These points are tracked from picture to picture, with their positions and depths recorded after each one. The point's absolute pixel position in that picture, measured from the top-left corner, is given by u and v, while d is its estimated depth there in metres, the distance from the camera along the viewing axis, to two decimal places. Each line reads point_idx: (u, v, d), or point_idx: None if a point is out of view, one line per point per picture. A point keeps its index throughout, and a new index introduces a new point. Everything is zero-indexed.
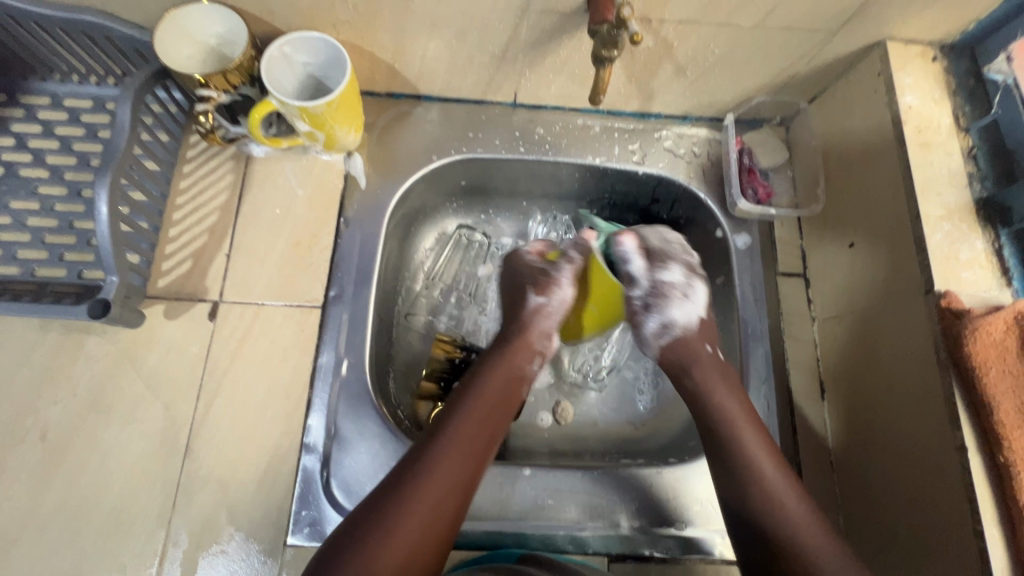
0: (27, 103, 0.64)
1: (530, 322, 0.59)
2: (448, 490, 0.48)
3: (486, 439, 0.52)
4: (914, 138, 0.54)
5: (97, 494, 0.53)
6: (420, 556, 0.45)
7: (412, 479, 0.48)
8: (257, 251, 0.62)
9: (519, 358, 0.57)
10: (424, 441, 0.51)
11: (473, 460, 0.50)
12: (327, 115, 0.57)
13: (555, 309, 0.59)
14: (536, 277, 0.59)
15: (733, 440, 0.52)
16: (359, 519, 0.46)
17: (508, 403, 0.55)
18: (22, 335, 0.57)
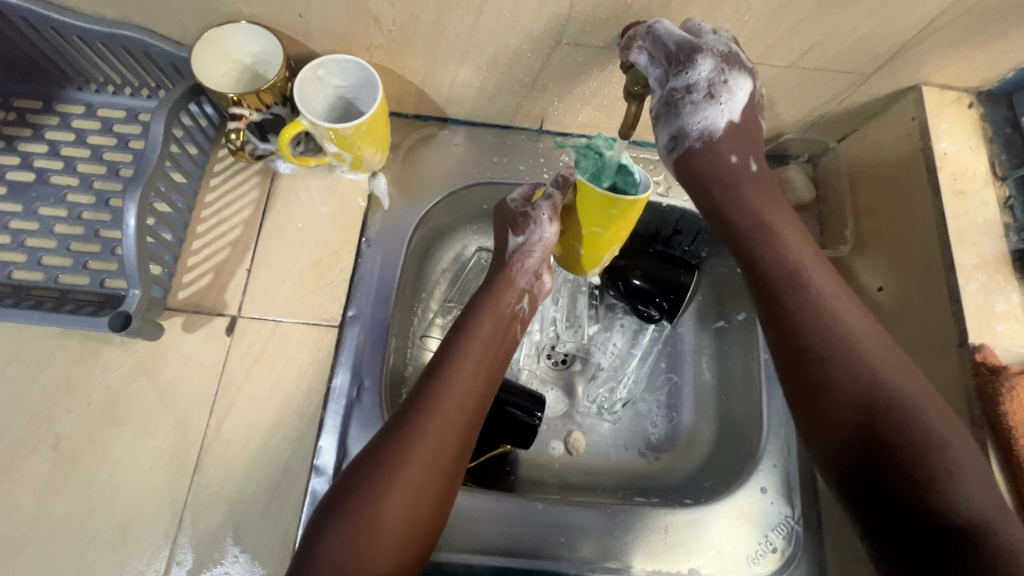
0: (62, 111, 0.65)
1: (513, 263, 0.59)
2: (450, 431, 0.51)
3: (483, 375, 0.55)
4: (949, 185, 0.53)
5: (104, 506, 0.52)
6: (435, 479, 0.49)
7: (412, 425, 0.50)
8: (278, 267, 0.62)
9: (507, 297, 0.59)
10: (420, 387, 0.53)
11: (471, 399, 0.53)
12: (355, 137, 0.57)
13: (533, 247, 0.58)
14: (514, 217, 0.58)
15: (831, 328, 0.46)
16: (371, 459, 0.49)
17: (502, 340, 0.58)
18: (40, 341, 0.57)
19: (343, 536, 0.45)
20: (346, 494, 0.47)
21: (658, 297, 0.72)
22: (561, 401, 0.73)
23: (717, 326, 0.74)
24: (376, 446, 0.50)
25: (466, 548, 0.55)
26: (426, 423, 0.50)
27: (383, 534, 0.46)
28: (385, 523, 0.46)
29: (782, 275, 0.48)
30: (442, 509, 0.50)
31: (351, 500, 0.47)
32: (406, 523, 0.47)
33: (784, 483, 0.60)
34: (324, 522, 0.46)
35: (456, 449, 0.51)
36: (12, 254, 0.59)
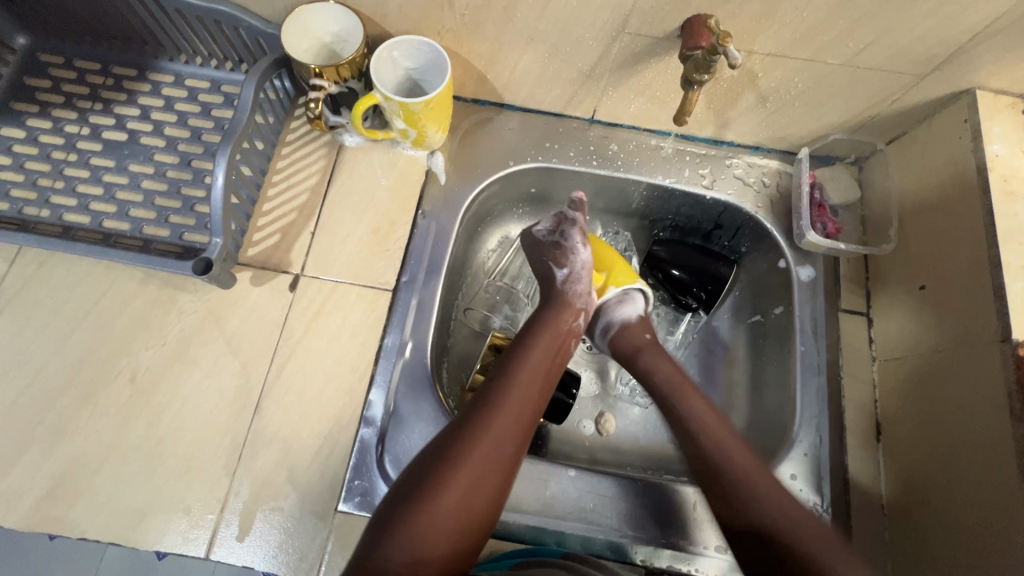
0: (154, 79, 0.71)
1: (566, 288, 0.66)
2: (509, 432, 0.54)
3: (542, 384, 0.59)
4: (999, 186, 0.54)
5: (173, 437, 0.57)
6: (493, 477, 0.52)
7: (476, 426, 0.53)
8: (340, 232, 0.66)
9: (564, 316, 0.64)
10: (483, 389, 0.57)
11: (529, 405, 0.57)
12: (422, 113, 0.61)
13: (579, 273, 0.67)
14: (556, 252, 0.68)
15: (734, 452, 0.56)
16: (434, 457, 0.52)
17: (560, 354, 0.62)
18: (124, 284, 0.62)
19: (405, 526, 0.48)
20: (411, 485, 0.50)
21: (695, 288, 0.74)
22: (594, 382, 0.76)
23: (754, 320, 0.74)
24: (441, 444, 0.52)
25: (502, 503, 0.58)
26: (488, 424, 0.53)
27: (439, 529, 0.48)
28: (443, 516, 0.49)
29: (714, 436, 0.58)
30: (496, 509, 0.52)
31: (415, 491, 0.50)
32: (460, 520, 0.49)
33: (818, 473, 0.60)
34: (389, 510, 0.49)
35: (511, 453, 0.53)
36: (104, 205, 0.65)
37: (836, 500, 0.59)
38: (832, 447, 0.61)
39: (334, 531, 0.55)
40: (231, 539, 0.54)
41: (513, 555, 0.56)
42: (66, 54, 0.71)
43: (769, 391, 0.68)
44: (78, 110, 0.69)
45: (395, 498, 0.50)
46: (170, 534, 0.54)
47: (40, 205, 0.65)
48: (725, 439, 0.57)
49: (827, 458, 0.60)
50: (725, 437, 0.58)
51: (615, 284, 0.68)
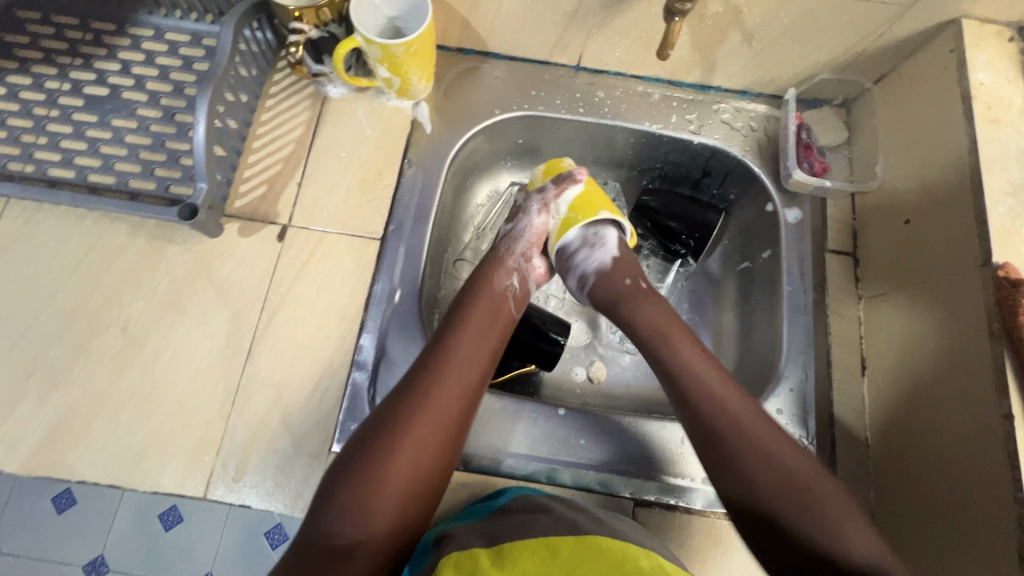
0: (134, 34, 0.70)
1: (503, 246, 0.67)
2: (450, 401, 0.53)
3: (486, 353, 0.58)
4: (983, 113, 0.54)
5: (167, 384, 0.58)
6: (437, 444, 0.52)
7: (414, 400, 0.53)
8: (326, 182, 0.66)
9: (501, 282, 0.64)
10: (420, 360, 0.56)
11: (469, 375, 0.55)
12: (404, 57, 0.60)
13: (521, 233, 0.67)
14: (514, 211, 0.70)
15: (740, 426, 0.52)
16: (375, 428, 0.51)
17: (498, 321, 0.61)
18: (112, 236, 0.62)
19: (347, 501, 0.48)
20: (350, 462, 0.50)
21: (683, 235, 0.73)
22: (584, 332, 0.77)
23: (743, 267, 0.74)
24: (379, 420, 0.52)
25: (491, 442, 0.59)
26: (426, 395, 0.53)
27: (386, 496, 0.49)
28: (389, 483, 0.49)
29: (704, 400, 0.54)
30: (442, 477, 0.52)
31: (352, 467, 0.49)
32: (403, 493, 0.49)
33: (801, 405, 0.61)
34: (331, 488, 0.49)
35: (452, 424, 0.53)
36: (89, 159, 0.65)
37: (820, 433, 0.60)
38: (817, 382, 0.62)
39: None
40: (228, 479, 0.55)
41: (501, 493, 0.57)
42: (42, 9, 0.70)
43: (757, 334, 0.69)
44: (59, 66, 0.69)
45: (336, 472, 0.50)
46: (167, 475, 0.55)
47: (24, 160, 0.64)
48: (710, 400, 0.54)
49: (812, 393, 0.61)
50: (730, 401, 0.54)
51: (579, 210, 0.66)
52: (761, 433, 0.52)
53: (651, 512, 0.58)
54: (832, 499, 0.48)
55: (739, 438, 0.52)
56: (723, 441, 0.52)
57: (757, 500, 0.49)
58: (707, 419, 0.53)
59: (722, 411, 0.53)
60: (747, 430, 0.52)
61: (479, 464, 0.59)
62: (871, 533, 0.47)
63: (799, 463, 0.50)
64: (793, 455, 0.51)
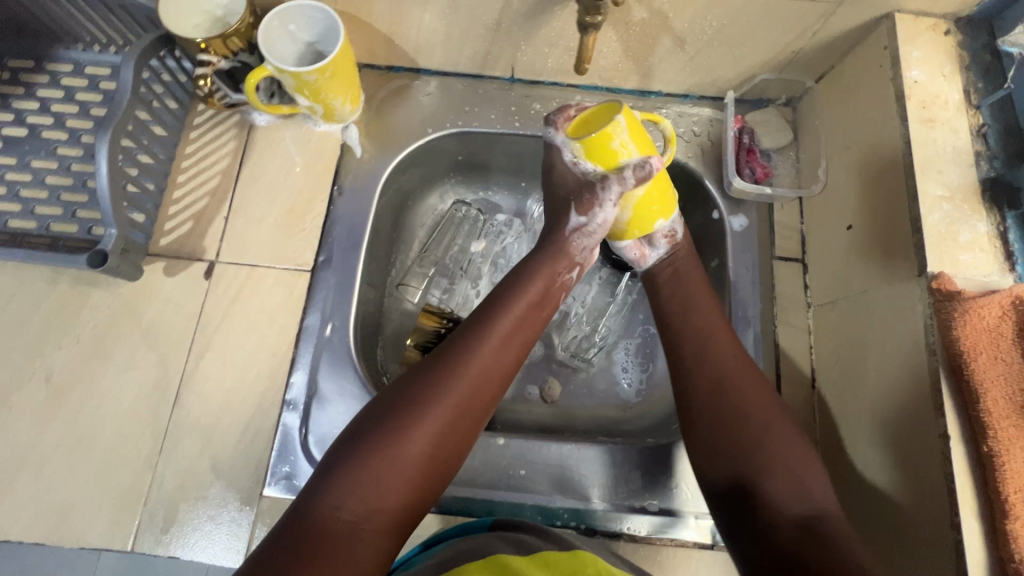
0: (52, 70, 0.68)
1: (570, 241, 0.57)
2: (486, 385, 0.49)
3: (525, 339, 0.53)
4: (917, 112, 0.51)
5: (93, 434, 0.56)
6: (458, 427, 0.48)
7: (449, 376, 0.48)
8: (254, 215, 0.64)
9: (559, 262, 0.57)
10: (457, 335, 0.51)
11: (509, 360, 0.52)
12: (321, 83, 0.58)
13: (594, 229, 0.56)
14: (579, 192, 0.55)
15: (727, 391, 0.51)
16: (398, 399, 0.47)
17: (544, 304, 0.56)
18: (32, 283, 0.60)
19: (361, 477, 0.43)
20: (375, 433, 0.45)
21: None
22: (536, 350, 0.75)
23: None
24: (410, 393, 0.47)
25: None
26: (462, 371, 0.48)
27: (400, 475, 0.44)
28: (405, 463, 0.44)
29: (718, 369, 0.53)
30: (455, 464, 0.48)
31: (372, 440, 0.45)
32: (417, 476, 0.45)
33: None
34: (344, 463, 0.44)
35: (480, 412, 0.49)
36: (8, 204, 0.63)
37: None
38: None
39: (260, 516, 0.55)
40: (156, 530, 0.54)
41: (442, 536, 0.54)
42: None
43: None
44: None
45: (347, 444, 0.45)
46: (94, 530, 0.54)
47: None
48: (729, 373, 0.52)
49: None
50: (734, 367, 0.53)
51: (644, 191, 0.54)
52: (749, 392, 0.51)
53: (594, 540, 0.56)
54: (789, 449, 0.49)
55: (740, 401, 0.51)
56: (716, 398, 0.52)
57: (744, 460, 0.49)
58: (706, 376, 0.53)
59: (733, 372, 0.52)
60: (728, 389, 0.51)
61: None
62: (828, 493, 0.48)
63: (779, 424, 0.50)
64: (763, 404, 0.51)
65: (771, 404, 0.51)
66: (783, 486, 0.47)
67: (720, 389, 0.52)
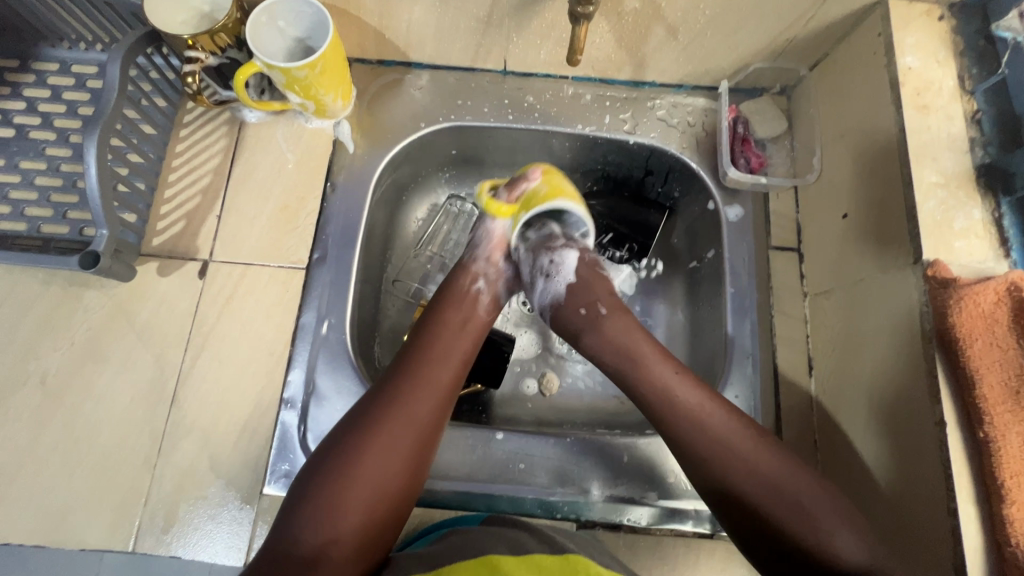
0: (38, 69, 0.67)
1: (468, 254, 0.64)
2: (425, 406, 0.52)
3: (458, 359, 0.57)
4: (911, 99, 0.51)
5: (90, 437, 0.56)
6: (407, 452, 0.50)
7: (385, 404, 0.51)
8: (247, 213, 0.64)
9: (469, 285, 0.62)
10: (393, 365, 0.55)
11: (447, 379, 0.55)
12: (311, 79, 0.57)
13: (482, 241, 0.64)
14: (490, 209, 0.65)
15: (703, 432, 0.51)
16: (342, 436, 0.50)
17: (474, 325, 0.60)
18: (24, 286, 0.60)
19: (316, 508, 0.47)
20: (324, 465, 0.49)
21: (628, 239, 0.72)
22: (533, 343, 0.75)
23: (691, 267, 0.72)
24: (351, 424, 0.51)
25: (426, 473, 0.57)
26: (400, 395, 0.52)
27: (352, 503, 0.48)
28: (353, 491, 0.48)
29: (680, 414, 0.52)
30: (414, 485, 0.51)
31: (323, 472, 0.49)
32: (371, 500, 0.48)
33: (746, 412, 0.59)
34: (301, 496, 0.48)
35: (425, 431, 0.51)
36: None
37: None
38: (763, 387, 0.60)
39: (261, 514, 0.55)
40: (157, 530, 0.54)
41: (442, 525, 0.55)
42: None
43: (705, 337, 0.67)
44: None
45: (304, 480, 0.49)
46: (94, 532, 0.54)
47: None
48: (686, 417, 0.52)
49: (757, 397, 0.60)
50: (695, 410, 0.52)
51: (528, 210, 0.62)
52: (726, 433, 0.51)
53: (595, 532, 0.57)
54: (794, 481, 0.49)
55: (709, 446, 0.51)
56: (684, 443, 0.51)
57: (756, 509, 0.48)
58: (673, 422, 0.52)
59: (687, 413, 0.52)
60: (698, 433, 0.51)
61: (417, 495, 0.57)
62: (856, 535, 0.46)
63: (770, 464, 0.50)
64: (748, 440, 0.51)
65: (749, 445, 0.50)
66: (798, 521, 0.47)
67: (689, 432, 0.51)
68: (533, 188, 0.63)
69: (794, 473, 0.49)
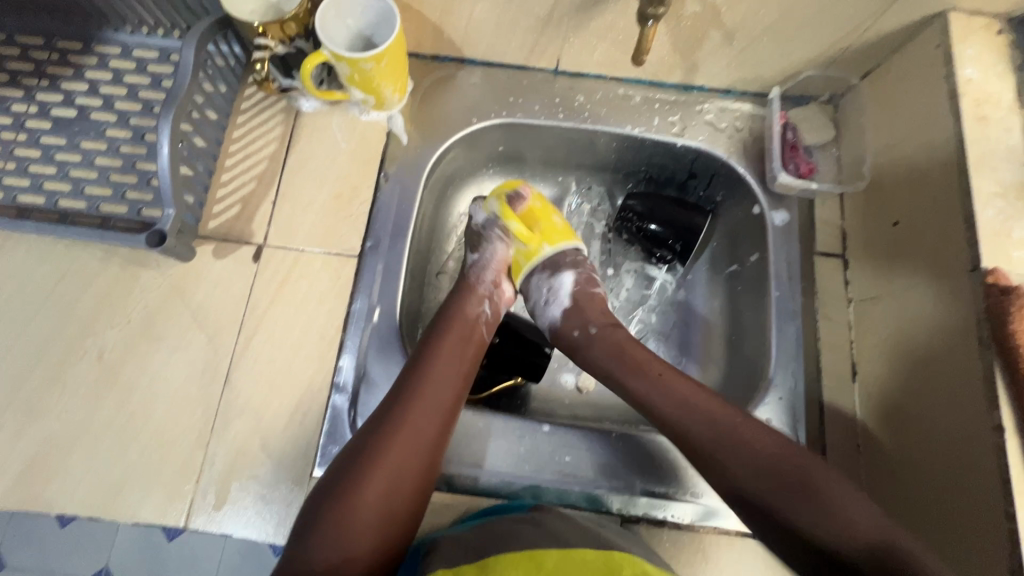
0: (100, 52, 0.68)
1: (472, 274, 0.64)
2: (427, 425, 0.53)
3: (462, 376, 0.57)
4: (971, 110, 0.52)
5: (145, 413, 0.57)
6: (410, 471, 0.51)
7: (384, 431, 0.52)
8: (301, 199, 0.65)
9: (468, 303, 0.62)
10: (394, 387, 0.55)
11: (446, 394, 0.55)
12: (375, 72, 0.58)
13: (489, 262, 0.65)
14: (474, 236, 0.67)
15: (735, 440, 0.51)
16: (349, 456, 0.51)
17: (473, 341, 0.60)
18: (84, 264, 0.61)
19: (326, 530, 0.47)
20: (330, 487, 0.49)
21: (670, 240, 0.72)
22: None
23: (731, 271, 0.73)
24: (354, 450, 0.51)
25: (474, 462, 0.58)
26: (406, 415, 0.52)
27: (362, 521, 0.48)
28: (363, 510, 0.48)
29: (704, 431, 0.52)
30: (422, 499, 0.51)
31: (331, 493, 0.49)
32: (381, 515, 0.49)
33: (790, 414, 0.60)
34: (309, 518, 0.48)
35: (430, 446, 0.52)
36: (58, 184, 0.63)
37: (810, 442, 0.59)
38: (806, 390, 0.61)
39: None
40: (208, 508, 0.54)
41: (486, 511, 0.56)
42: (8, 30, 0.69)
43: (746, 340, 0.68)
44: (25, 88, 0.67)
45: (317, 498, 0.49)
46: (148, 506, 0.54)
47: None
48: (700, 410, 0.54)
49: (801, 400, 0.60)
50: (712, 409, 0.53)
51: (551, 244, 0.64)
52: (751, 436, 0.51)
53: (639, 528, 0.57)
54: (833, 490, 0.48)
55: (705, 421, 0.53)
56: (706, 457, 0.52)
57: (756, 487, 0.50)
58: (691, 429, 0.53)
59: (704, 415, 0.53)
60: (737, 446, 0.51)
61: (464, 484, 0.58)
62: (869, 507, 0.47)
63: (790, 456, 0.50)
64: (786, 449, 0.51)
65: (764, 435, 0.52)
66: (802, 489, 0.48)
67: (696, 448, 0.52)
68: (550, 218, 0.66)
69: (825, 470, 0.49)
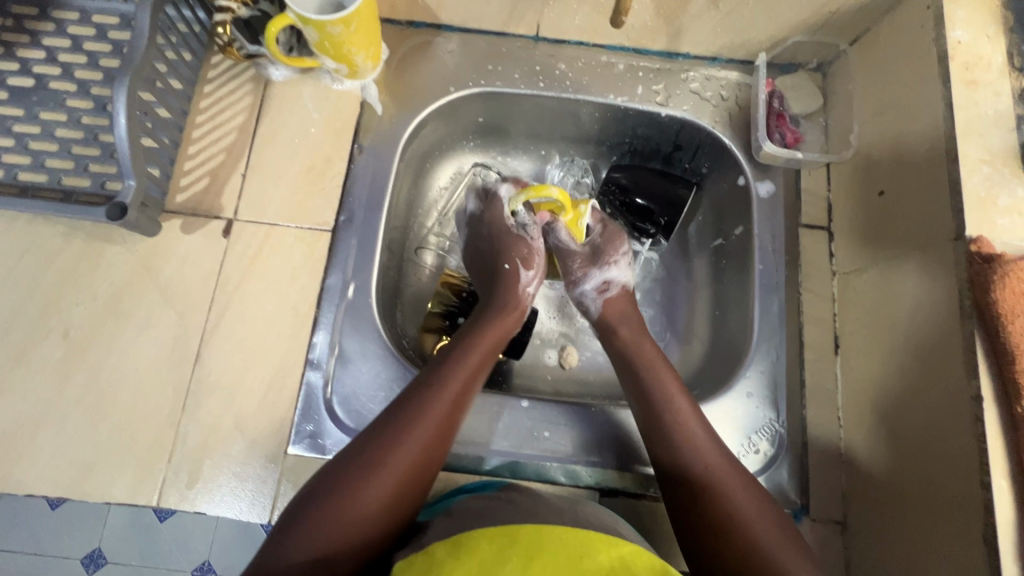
0: (58, 17, 0.65)
1: (512, 277, 0.63)
2: (446, 421, 0.51)
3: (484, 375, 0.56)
4: (961, 74, 0.50)
5: (114, 392, 0.55)
6: (423, 465, 0.49)
7: (404, 421, 0.49)
8: (273, 171, 0.63)
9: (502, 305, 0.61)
10: (417, 381, 0.53)
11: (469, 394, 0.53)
12: (344, 36, 0.56)
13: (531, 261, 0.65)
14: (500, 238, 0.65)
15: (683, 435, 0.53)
16: (362, 443, 0.48)
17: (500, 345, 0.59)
18: (47, 240, 0.58)
19: (322, 516, 0.44)
20: (335, 473, 0.46)
21: (656, 214, 0.70)
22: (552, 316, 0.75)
23: (716, 244, 0.72)
24: (369, 437, 0.49)
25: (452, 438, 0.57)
26: (428, 407, 0.50)
27: (363, 512, 0.45)
28: (368, 501, 0.45)
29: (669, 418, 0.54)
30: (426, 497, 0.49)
31: (336, 480, 0.46)
32: (384, 508, 0.46)
33: (771, 388, 0.59)
34: (303, 502, 0.45)
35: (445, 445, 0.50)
36: (16, 156, 0.60)
37: (791, 416, 0.59)
38: (788, 364, 0.60)
39: (285, 473, 0.55)
40: (180, 487, 0.54)
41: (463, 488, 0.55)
42: None
43: (730, 314, 0.67)
44: None
45: (316, 482, 0.46)
46: (119, 486, 0.53)
47: None
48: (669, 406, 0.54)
49: (782, 373, 0.60)
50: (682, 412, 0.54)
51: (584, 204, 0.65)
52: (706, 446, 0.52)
53: (618, 502, 0.57)
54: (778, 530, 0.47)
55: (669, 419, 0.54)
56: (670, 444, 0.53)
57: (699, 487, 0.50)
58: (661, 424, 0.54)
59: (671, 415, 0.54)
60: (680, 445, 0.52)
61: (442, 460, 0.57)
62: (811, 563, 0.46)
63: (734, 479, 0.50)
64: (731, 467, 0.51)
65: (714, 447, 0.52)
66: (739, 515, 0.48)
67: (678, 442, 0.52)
68: None
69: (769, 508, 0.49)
